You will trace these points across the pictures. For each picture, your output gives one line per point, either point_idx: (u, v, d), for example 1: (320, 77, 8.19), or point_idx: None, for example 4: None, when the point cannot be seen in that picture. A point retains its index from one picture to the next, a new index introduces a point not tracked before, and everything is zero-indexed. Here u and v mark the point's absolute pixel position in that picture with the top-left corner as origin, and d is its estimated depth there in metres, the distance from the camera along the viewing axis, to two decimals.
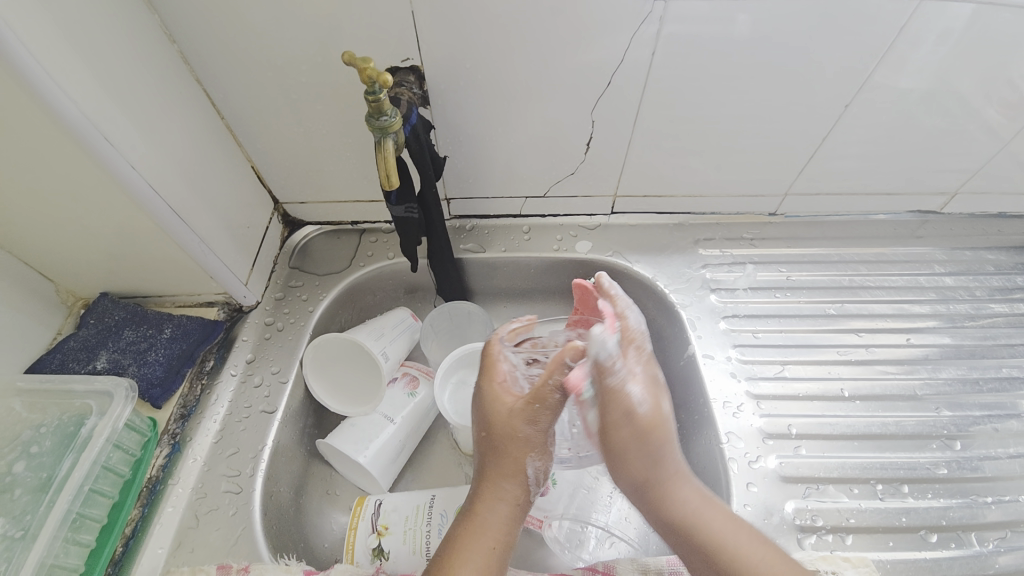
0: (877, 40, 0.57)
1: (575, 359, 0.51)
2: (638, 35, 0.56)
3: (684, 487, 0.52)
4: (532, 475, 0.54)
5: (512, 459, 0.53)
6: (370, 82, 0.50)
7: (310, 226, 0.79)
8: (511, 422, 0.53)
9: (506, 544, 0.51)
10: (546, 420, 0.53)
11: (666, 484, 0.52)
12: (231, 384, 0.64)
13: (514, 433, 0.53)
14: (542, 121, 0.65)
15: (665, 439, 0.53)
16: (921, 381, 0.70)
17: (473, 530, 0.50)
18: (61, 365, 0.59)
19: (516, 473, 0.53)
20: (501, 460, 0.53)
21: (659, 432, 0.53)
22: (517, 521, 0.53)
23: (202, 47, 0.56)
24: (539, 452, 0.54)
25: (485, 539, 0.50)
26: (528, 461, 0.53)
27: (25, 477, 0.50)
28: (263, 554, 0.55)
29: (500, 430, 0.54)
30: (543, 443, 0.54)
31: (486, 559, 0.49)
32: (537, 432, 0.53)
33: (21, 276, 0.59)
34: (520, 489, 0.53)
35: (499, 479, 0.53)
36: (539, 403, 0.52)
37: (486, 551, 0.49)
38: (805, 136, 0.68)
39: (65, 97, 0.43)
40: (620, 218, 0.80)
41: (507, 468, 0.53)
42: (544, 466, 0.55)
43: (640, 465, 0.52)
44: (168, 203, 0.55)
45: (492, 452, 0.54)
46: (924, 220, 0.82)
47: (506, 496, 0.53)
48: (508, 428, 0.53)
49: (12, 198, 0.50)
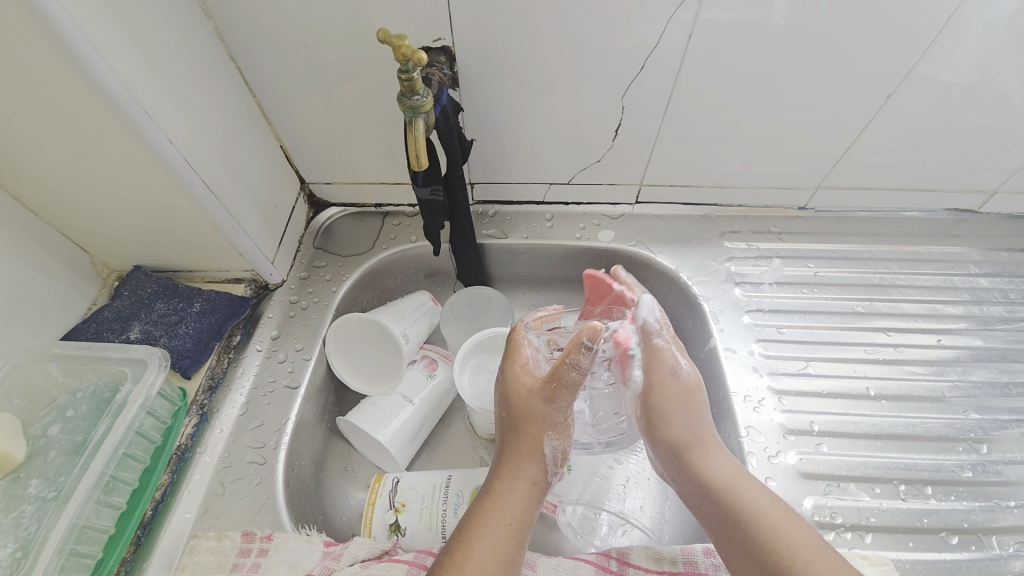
0: (925, 29, 0.55)
1: (594, 341, 0.47)
2: (674, 19, 0.54)
3: (718, 456, 0.53)
4: (550, 454, 0.53)
5: (530, 438, 0.52)
6: (403, 60, 0.49)
7: (335, 208, 0.79)
8: (530, 401, 0.52)
9: (525, 524, 0.50)
10: (566, 402, 0.51)
11: (702, 452, 0.53)
12: (256, 359, 0.66)
13: (532, 411, 0.52)
14: (571, 106, 0.64)
15: (698, 407, 0.54)
16: (950, 384, 0.68)
17: (491, 506, 0.50)
18: (95, 334, 0.61)
19: (534, 452, 0.52)
20: (520, 439, 0.53)
21: (695, 399, 0.54)
22: (536, 501, 0.52)
23: (235, 24, 0.56)
24: (558, 432, 0.52)
25: (504, 515, 0.49)
26: (546, 440, 0.52)
27: (60, 440, 0.52)
28: (284, 523, 0.56)
29: (520, 408, 0.53)
30: (563, 423, 0.52)
31: (505, 537, 0.48)
32: (556, 411, 0.51)
33: (59, 246, 0.60)
34: (538, 470, 0.52)
35: (517, 456, 0.52)
36: (558, 382, 0.50)
37: (505, 530, 0.48)
38: (842, 127, 0.66)
39: (106, 69, 0.44)
40: (644, 208, 0.79)
41: (527, 445, 0.52)
42: (564, 446, 0.53)
43: (676, 430, 0.53)
44: (202, 179, 0.55)
45: (511, 431, 0.53)
46: (960, 219, 0.79)
47: (524, 474, 0.52)
48: (528, 407, 0.52)
49: (54, 169, 0.52)
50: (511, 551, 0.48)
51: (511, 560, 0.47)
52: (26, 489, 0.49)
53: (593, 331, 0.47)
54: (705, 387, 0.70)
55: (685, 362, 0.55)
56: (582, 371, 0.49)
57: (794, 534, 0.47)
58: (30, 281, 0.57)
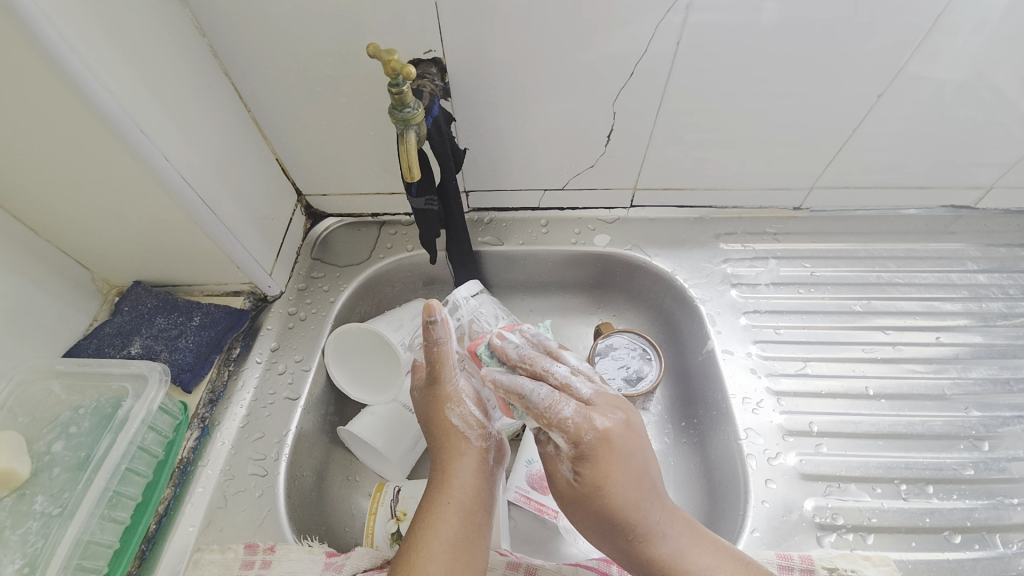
0: (913, 27, 0.55)
1: (433, 316, 0.51)
2: (662, 25, 0.55)
3: (657, 544, 0.47)
4: (462, 423, 0.52)
5: (437, 421, 0.52)
6: (393, 73, 0.50)
7: (332, 218, 0.80)
8: (423, 392, 0.54)
9: (472, 499, 0.49)
10: (446, 373, 0.53)
11: (637, 546, 0.47)
12: (256, 371, 0.66)
13: (429, 399, 0.54)
14: (563, 113, 0.65)
15: (619, 504, 0.46)
16: (950, 381, 0.68)
17: (433, 496, 0.49)
18: (97, 350, 0.61)
19: (448, 430, 0.52)
20: (433, 426, 0.53)
21: (615, 497, 0.46)
22: (478, 471, 0.51)
23: (230, 41, 0.57)
24: (454, 400, 0.52)
25: (444, 499, 0.48)
26: (448, 414, 0.52)
27: (63, 456, 0.53)
28: (287, 535, 0.56)
29: (421, 405, 0.54)
30: (454, 388, 0.53)
31: (450, 519, 0.47)
32: (444, 387, 0.53)
33: (60, 263, 0.61)
34: (462, 441, 0.51)
35: (442, 443, 0.52)
36: (432, 366, 0.53)
37: (449, 514, 0.47)
38: (834, 127, 0.66)
39: (103, 90, 0.45)
40: (639, 212, 0.80)
41: (441, 429, 0.52)
42: (467, 408, 0.52)
43: (597, 528, 0.48)
44: (199, 195, 0.56)
45: (425, 423, 0.54)
46: (957, 215, 0.79)
47: (452, 453, 0.51)
48: (425, 401, 0.54)
49: (52, 189, 0.53)
50: (461, 531, 0.47)
51: (461, 539, 0.46)
52: (31, 505, 0.50)
53: (432, 308, 0.51)
54: (703, 389, 0.70)
55: (581, 467, 0.47)
56: (445, 343, 0.53)
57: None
58: (33, 298, 0.58)
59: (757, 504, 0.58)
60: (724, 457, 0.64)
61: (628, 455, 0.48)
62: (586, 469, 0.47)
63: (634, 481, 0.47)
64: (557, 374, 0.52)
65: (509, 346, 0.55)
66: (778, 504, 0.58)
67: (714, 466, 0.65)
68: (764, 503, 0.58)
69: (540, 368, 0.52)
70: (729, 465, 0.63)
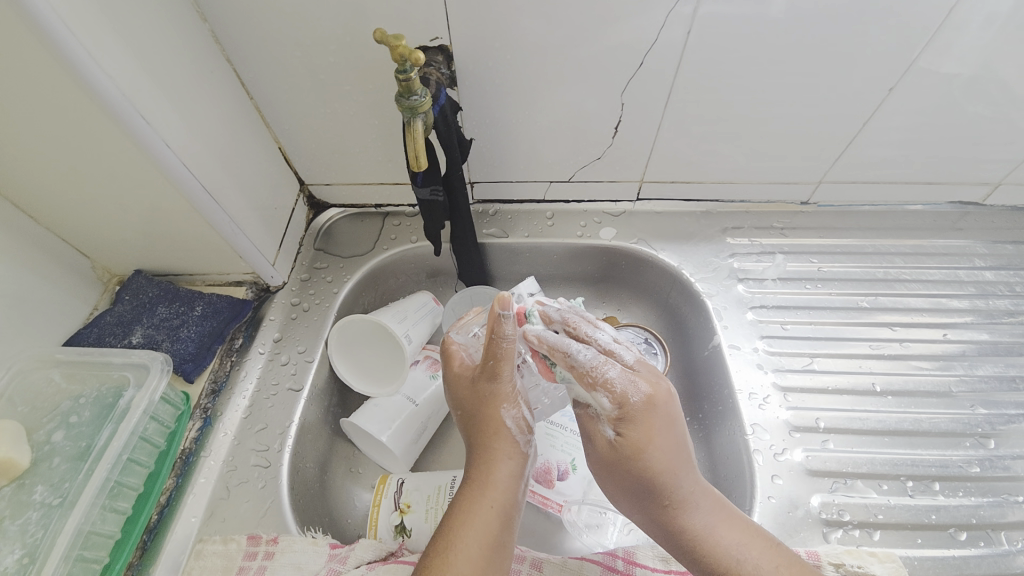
0: (925, 22, 0.54)
1: (507, 308, 0.50)
2: (672, 15, 0.54)
3: (691, 514, 0.46)
4: (513, 426, 0.51)
5: (487, 419, 0.50)
6: (401, 60, 0.49)
7: (334, 209, 0.79)
8: (477, 385, 0.52)
9: (512, 506, 0.47)
10: (507, 371, 0.52)
11: (670, 515, 0.47)
12: (259, 362, 0.66)
13: (481, 394, 0.52)
14: (570, 104, 0.64)
15: (657, 467, 0.46)
16: (957, 378, 0.68)
17: (474, 495, 0.47)
18: (97, 339, 0.60)
19: (499, 431, 0.50)
20: (479, 423, 0.51)
21: (655, 461, 0.46)
22: (519, 477, 0.49)
23: (231, 26, 0.55)
24: (511, 399, 0.51)
25: (486, 498, 0.46)
26: (504, 413, 0.50)
27: (64, 446, 0.52)
28: (291, 526, 0.56)
29: (470, 400, 0.52)
30: (512, 389, 0.52)
31: (489, 521, 0.45)
32: (502, 384, 0.52)
33: (60, 252, 0.60)
34: (511, 446, 0.50)
35: (488, 441, 0.50)
36: (495, 358, 0.51)
37: (489, 515, 0.45)
38: (845, 121, 0.65)
39: (100, 73, 0.43)
40: (646, 206, 0.79)
41: (490, 427, 0.50)
42: (522, 412, 0.51)
43: (633, 494, 0.48)
44: (201, 182, 0.55)
45: (470, 420, 0.52)
46: (964, 212, 0.79)
47: (498, 454, 0.49)
48: (476, 394, 0.52)
49: (51, 175, 0.52)
50: (497, 536, 0.45)
51: (497, 543, 0.45)
52: (31, 496, 0.49)
53: (505, 300, 0.49)
54: (709, 384, 0.69)
55: (627, 427, 0.47)
56: (512, 340, 0.51)
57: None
58: (32, 287, 0.57)
59: (763, 500, 0.58)
60: (731, 452, 0.64)
61: (670, 422, 0.48)
62: (632, 429, 0.46)
63: (673, 448, 0.47)
64: (601, 340, 0.52)
65: (549, 308, 0.56)
66: (784, 500, 0.58)
67: (720, 460, 0.65)
68: (770, 498, 0.58)
69: (584, 333, 0.53)
70: (735, 460, 0.63)
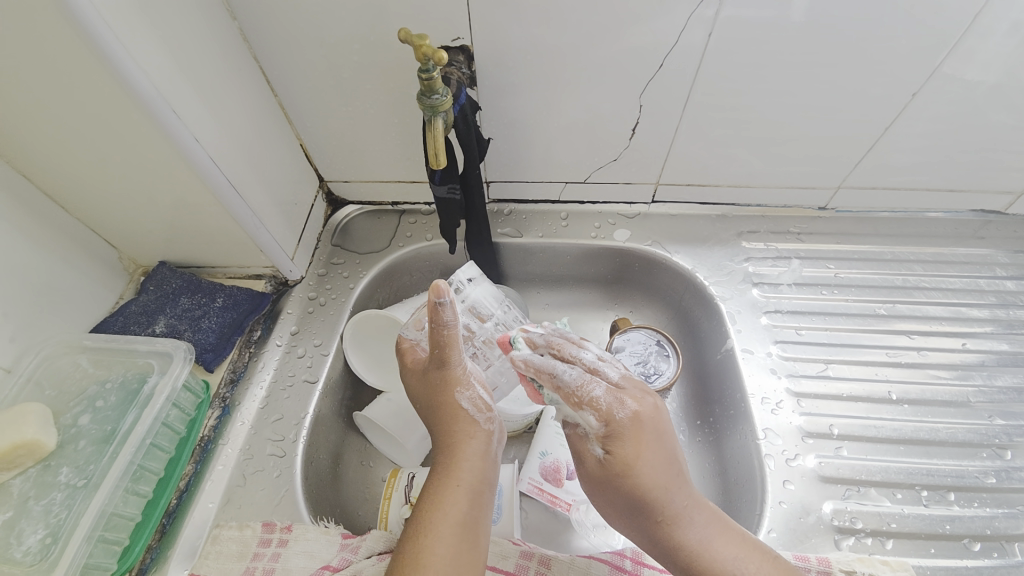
0: (951, 28, 0.54)
1: (443, 297, 0.48)
2: (693, 18, 0.54)
3: (685, 531, 0.46)
4: (469, 406, 0.52)
5: (443, 404, 0.51)
6: (424, 59, 0.50)
7: (352, 206, 0.80)
8: (429, 374, 0.53)
9: (479, 482, 0.48)
10: (453, 355, 0.52)
11: (664, 530, 0.47)
12: (276, 354, 0.67)
13: (433, 382, 0.52)
14: (588, 105, 0.64)
15: (647, 482, 0.46)
16: (975, 388, 0.66)
17: (439, 479, 0.48)
18: (122, 327, 0.62)
19: (455, 413, 0.51)
20: (437, 408, 0.52)
21: (643, 476, 0.47)
22: (484, 454, 0.50)
23: (259, 25, 0.57)
24: (462, 382, 0.52)
25: (452, 479, 0.47)
26: (457, 396, 0.51)
27: (89, 429, 0.54)
28: (304, 515, 0.57)
29: (426, 389, 0.53)
30: (462, 372, 0.52)
31: (456, 499, 0.46)
32: (452, 370, 0.52)
33: (88, 241, 0.62)
34: (470, 424, 0.51)
35: (450, 424, 0.51)
36: (439, 347, 0.51)
37: (457, 495, 0.46)
38: (866, 126, 0.64)
39: (137, 70, 0.45)
40: (660, 208, 0.79)
41: (447, 410, 0.51)
42: (475, 391, 0.52)
43: (625, 510, 0.48)
44: (227, 177, 0.57)
45: (428, 407, 0.53)
46: (986, 221, 0.77)
47: (461, 435, 0.50)
48: (431, 385, 0.53)
49: (83, 167, 0.54)
50: (466, 513, 0.46)
51: (467, 520, 0.45)
52: (56, 477, 0.51)
53: (439, 289, 0.47)
54: (721, 388, 0.69)
55: (615, 445, 0.48)
56: (453, 325, 0.50)
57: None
58: (62, 275, 0.59)
59: (774, 505, 0.57)
60: (742, 456, 0.63)
61: (657, 436, 0.48)
62: (620, 446, 0.47)
63: (663, 463, 0.47)
64: (585, 359, 0.53)
65: (533, 333, 0.56)
66: (796, 505, 0.58)
67: (731, 464, 0.65)
68: (782, 503, 0.58)
69: (568, 355, 0.53)
70: (747, 465, 0.62)
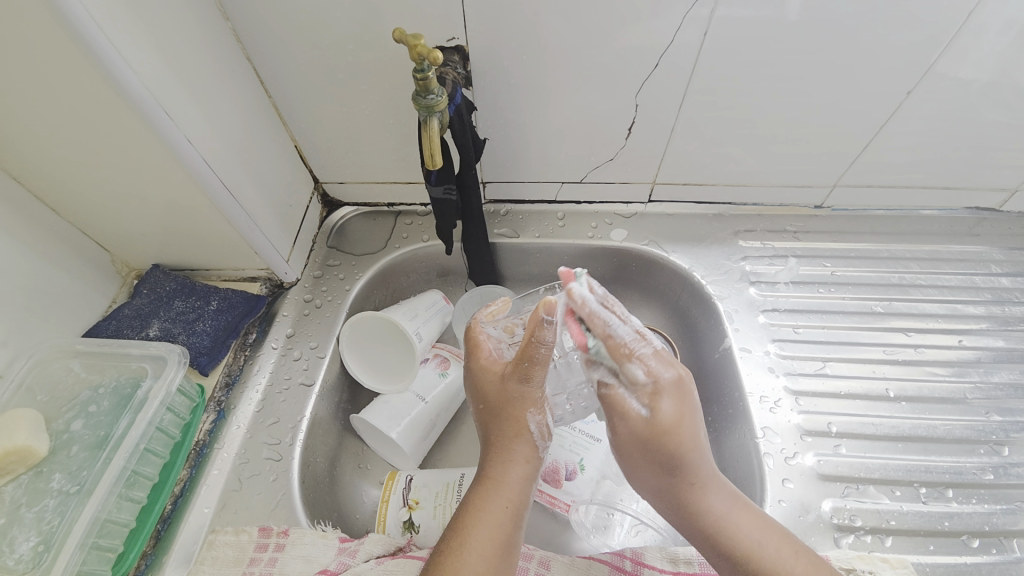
0: (944, 26, 0.54)
1: (552, 315, 0.47)
2: (688, 17, 0.54)
3: (711, 495, 0.48)
4: (534, 430, 0.51)
5: (512, 420, 0.51)
6: (418, 59, 0.50)
7: (347, 207, 0.80)
8: (504, 384, 0.52)
9: (522, 506, 0.48)
10: (539, 376, 0.51)
11: (693, 493, 0.48)
12: (272, 357, 0.66)
13: (509, 394, 0.51)
14: (583, 105, 0.64)
15: (687, 446, 0.47)
16: (972, 385, 0.67)
17: (486, 493, 0.48)
18: (116, 331, 0.61)
19: (520, 433, 0.51)
20: (501, 424, 0.51)
21: (685, 439, 0.47)
22: (532, 479, 0.50)
23: (252, 25, 0.56)
24: (537, 405, 0.51)
25: (500, 498, 0.48)
26: (529, 418, 0.51)
27: (82, 435, 0.53)
28: (301, 519, 0.57)
29: (495, 398, 0.52)
30: (541, 396, 0.51)
31: (501, 519, 0.46)
32: (532, 389, 0.51)
33: (81, 245, 0.62)
34: (529, 449, 0.51)
35: (508, 442, 0.51)
36: (529, 361, 0.50)
37: (501, 514, 0.47)
38: (860, 124, 0.65)
39: (129, 71, 0.45)
40: (657, 208, 0.79)
41: (511, 428, 0.51)
42: (545, 418, 0.52)
43: (657, 475, 0.48)
44: (220, 178, 0.56)
45: (492, 417, 0.52)
46: (981, 218, 0.78)
47: (515, 456, 0.50)
48: (503, 393, 0.52)
49: (76, 170, 0.53)
50: (508, 534, 0.46)
51: (508, 542, 0.46)
52: (48, 483, 0.50)
53: (550, 305, 0.47)
54: (719, 386, 0.69)
55: (663, 403, 0.47)
56: (551, 345, 0.49)
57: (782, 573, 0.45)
58: (53, 279, 0.58)
59: (774, 504, 0.57)
60: (741, 455, 0.63)
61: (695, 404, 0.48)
62: (666, 403, 0.47)
63: (700, 430, 0.48)
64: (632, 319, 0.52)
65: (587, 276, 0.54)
66: (795, 503, 0.58)
67: (729, 464, 0.65)
68: (781, 502, 0.58)
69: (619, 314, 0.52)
70: (746, 464, 0.62)
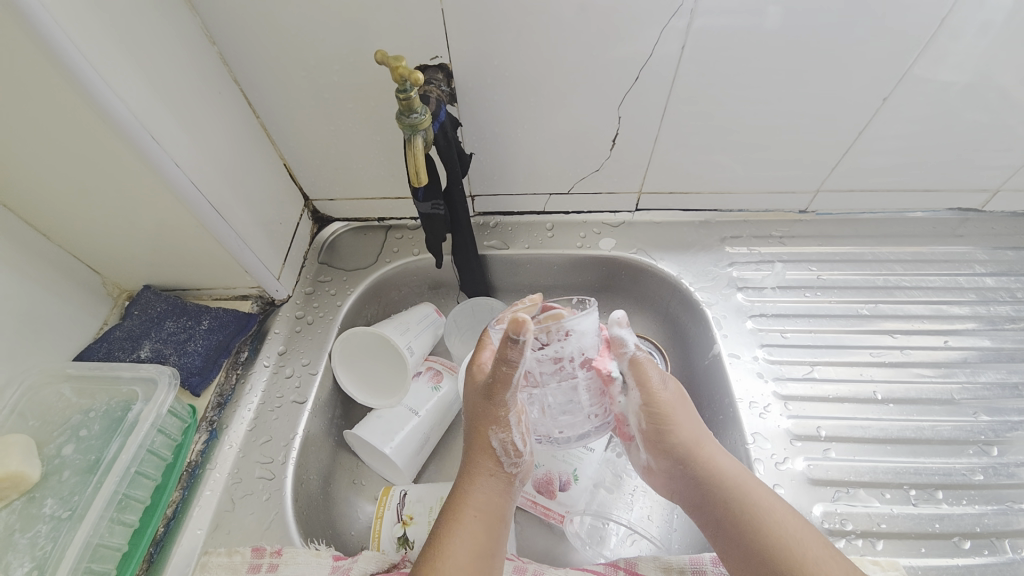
0: (918, 31, 0.55)
1: (520, 334, 0.46)
2: (667, 29, 0.55)
3: (723, 456, 0.53)
4: (500, 447, 0.52)
5: (478, 435, 0.52)
6: (401, 80, 0.51)
7: (338, 223, 0.81)
8: (474, 400, 0.53)
9: (493, 518, 0.49)
10: (504, 395, 0.50)
11: (710, 450, 0.53)
12: (264, 375, 0.67)
13: (478, 409, 0.52)
14: (568, 119, 0.65)
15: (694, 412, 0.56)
16: (959, 385, 0.67)
17: (454, 508, 0.49)
18: (107, 353, 0.62)
19: (483, 449, 0.52)
20: (471, 439, 0.53)
21: (691, 407, 0.56)
22: (501, 492, 0.51)
23: (240, 48, 0.57)
24: (500, 424, 0.51)
25: (467, 511, 0.49)
26: (492, 434, 0.52)
27: (74, 459, 0.53)
28: (294, 538, 0.57)
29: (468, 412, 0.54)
30: (504, 414, 0.51)
31: (473, 531, 0.47)
32: (497, 406, 0.51)
33: (72, 269, 0.62)
34: (494, 464, 0.52)
35: (476, 456, 0.52)
36: (493, 378, 0.50)
37: (470, 528, 0.48)
38: (840, 129, 0.66)
39: (115, 97, 0.45)
40: (645, 216, 0.80)
41: (478, 443, 0.52)
42: (510, 435, 0.52)
43: (685, 430, 0.53)
44: (209, 200, 0.57)
45: (466, 429, 0.54)
46: (964, 218, 0.79)
47: (480, 471, 0.52)
48: (474, 408, 0.52)
49: (64, 196, 0.54)
50: (481, 544, 0.47)
51: (484, 551, 0.46)
52: (41, 509, 0.50)
53: (517, 324, 0.46)
54: (709, 393, 0.70)
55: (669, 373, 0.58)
56: (517, 363, 0.48)
57: (797, 538, 0.46)
58: (45, 303, 0.59)
59: None
60: None
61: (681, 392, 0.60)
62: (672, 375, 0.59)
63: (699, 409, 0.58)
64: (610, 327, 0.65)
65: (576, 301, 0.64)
66: None
67: None
68: None
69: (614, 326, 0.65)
70: None
